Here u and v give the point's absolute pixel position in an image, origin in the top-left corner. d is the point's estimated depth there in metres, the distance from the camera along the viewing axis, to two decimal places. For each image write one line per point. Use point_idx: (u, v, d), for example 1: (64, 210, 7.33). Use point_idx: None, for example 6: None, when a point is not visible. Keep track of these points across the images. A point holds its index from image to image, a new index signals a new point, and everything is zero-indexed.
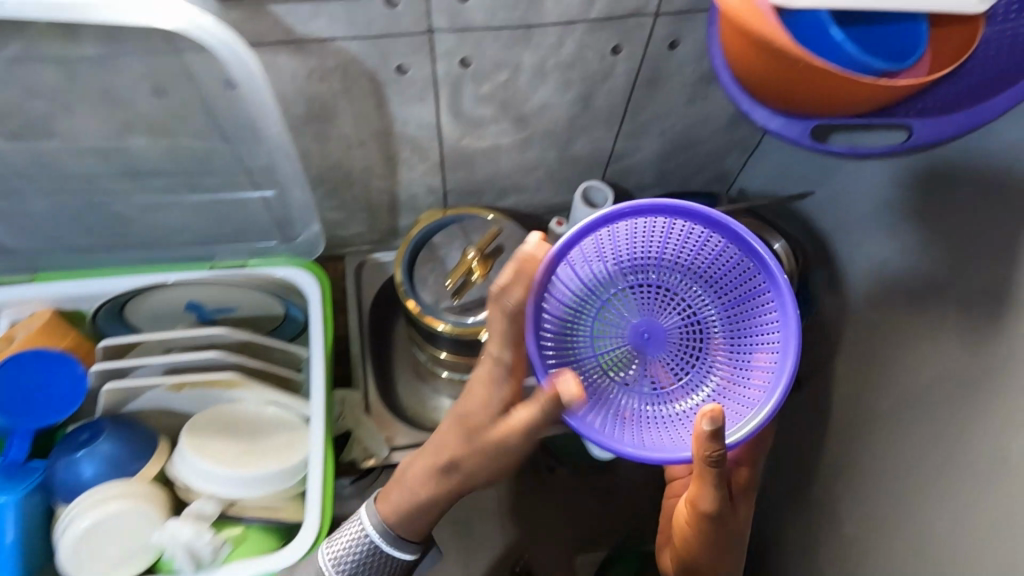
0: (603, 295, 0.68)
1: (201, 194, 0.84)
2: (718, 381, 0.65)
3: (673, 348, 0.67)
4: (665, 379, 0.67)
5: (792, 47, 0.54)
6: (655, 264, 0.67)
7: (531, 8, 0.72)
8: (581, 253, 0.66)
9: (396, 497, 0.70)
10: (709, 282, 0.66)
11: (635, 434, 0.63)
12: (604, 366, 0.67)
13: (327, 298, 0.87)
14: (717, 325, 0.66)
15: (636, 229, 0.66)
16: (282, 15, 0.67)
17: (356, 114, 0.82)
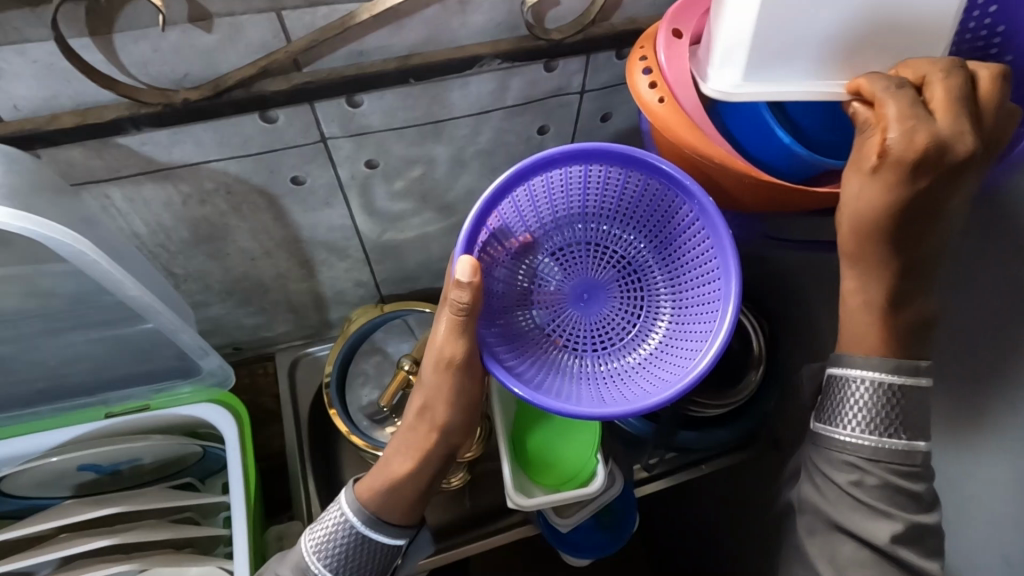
0: (539, 252, 0.62)
1: (72, 336, 0.69)
2: (665, 323, 0.59)
3: (614, 308, 0.61)
4: (607, 338, 0.61)
5: (728, 159, 0.49)
6: (593, 214, 0.60)
7: (436, 103, 0.62)
8: (515, 205, 0.58)
9: (378, 476, 0.62)
10: (650, 230, 0.60)
11: (578, 396, 0.56)
12: (543, 328, 0.61)
13: (243, 434, 0.77)
14: (653, 268, 0.60)
15: (574, 177, 0.57)
16: (136, 146, 0.56)
17: (253, 229, 0.72)
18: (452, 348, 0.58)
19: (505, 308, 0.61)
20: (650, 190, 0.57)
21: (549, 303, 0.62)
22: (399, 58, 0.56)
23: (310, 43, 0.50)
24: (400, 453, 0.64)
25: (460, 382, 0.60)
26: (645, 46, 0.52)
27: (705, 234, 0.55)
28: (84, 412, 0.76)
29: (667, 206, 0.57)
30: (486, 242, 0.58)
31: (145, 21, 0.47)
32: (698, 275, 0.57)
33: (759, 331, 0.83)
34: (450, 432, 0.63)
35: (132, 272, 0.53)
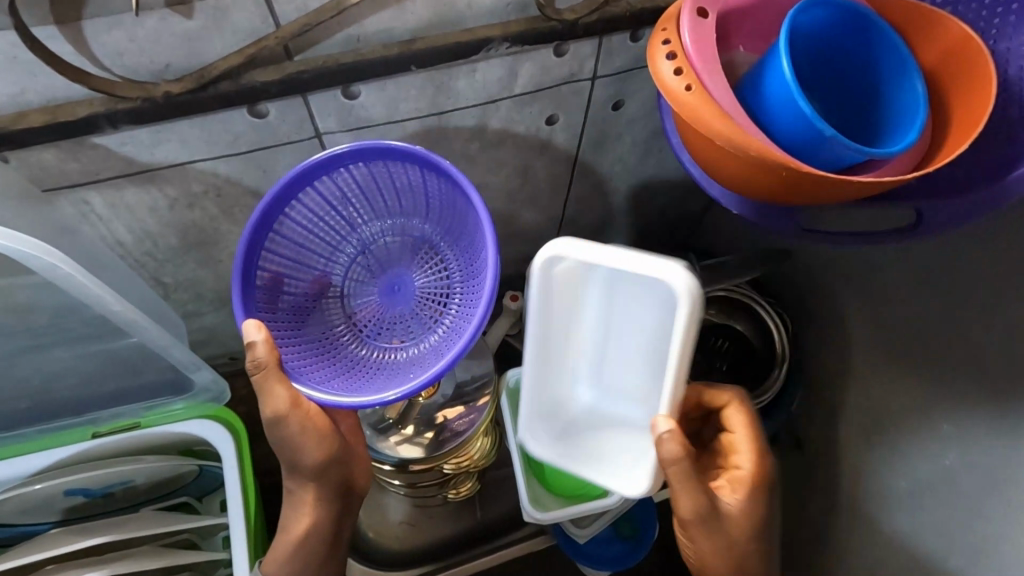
0: (332, 276, 0.63)
1: (53, 354, 0.64)
2: (450, 314, 0.59)
3: (419, 300, 0.63)
4: (431, 315, 0.61)
5: (768, 151, 0.43)
6: (359, 223, 0.63)
7: (441, 92, 0.58)
8: (284, 251, 0.59)
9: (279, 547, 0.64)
10: (418, 211, 0.63)
11: (404, 375, 0.55)
12: (373, 334, 0.62)
13: (241, 451, 0.73)
14: (449, 256, 0.62)
15: (314, 204, 0.59)
16: (115, 147, 0.51)
17: (247, 233, 0.68)
18: (274, 402, 0.55)
19: (330, 326, 0.62)
20: (378, 174, 0.59)
21: (369, 305, 0.63)
22: (400, 43, 0.51)
23: (302, 27, 0.45)
24: (291, 516, 0.64)
25: (311, 424, 0.58)
26: (666, 27, 0.46)
27: (456, 196, 0.57)
28: (68, 433, 0.70)
29: (413, 185, 0.60)
30: (269, 296, 0.58)
31: (117, 6, 0.42)
32: (468, 237, 0.59)
33: (782, 328, 0.79)
34: (325, 474, 0.62)
35: (115, 286, 0.49)
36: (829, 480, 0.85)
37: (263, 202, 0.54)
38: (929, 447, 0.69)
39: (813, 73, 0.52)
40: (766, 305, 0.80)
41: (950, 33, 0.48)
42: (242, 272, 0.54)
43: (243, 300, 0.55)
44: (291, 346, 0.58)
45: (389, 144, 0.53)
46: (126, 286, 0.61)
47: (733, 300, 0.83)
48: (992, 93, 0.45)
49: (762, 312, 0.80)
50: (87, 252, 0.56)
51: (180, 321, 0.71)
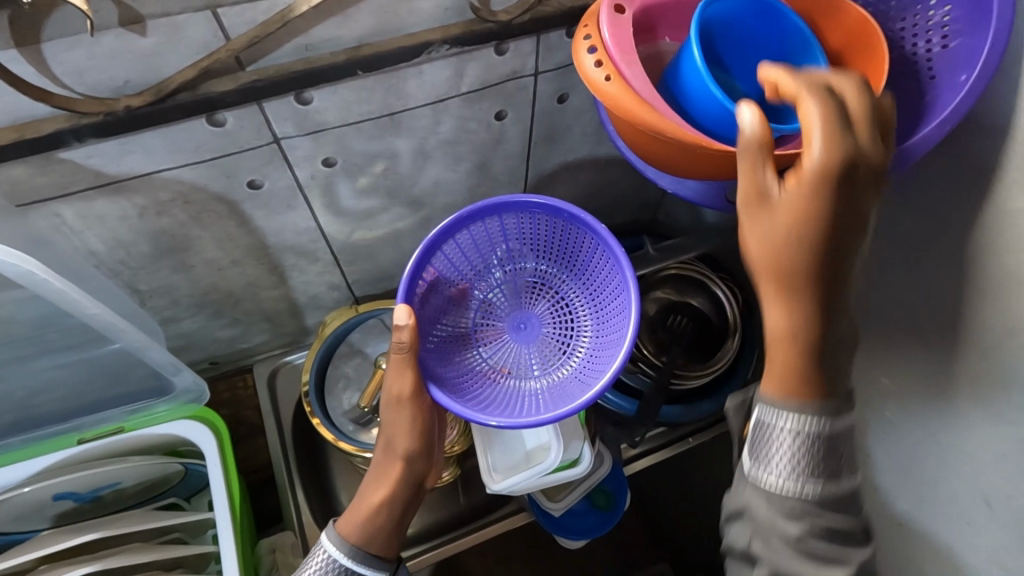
0: (472, 298, 0.72)
1: (34, 364, 0.66)
2: (582, 352, 0.68)
3: (545, 335, 0.72)
4: (546, 359, 0.71)
5: (683, 132, 0.48)
6: (519, 253, 0.72)
7: (391, 94, 0.61)
8: (446, 259, 0.68)
9: (356, 515, 0.65)
10: (562, 263, 0.71)
11: (512, 411, 0.64)
12: (492, 360, 0.71)
13: (225, 446, 0.77)
14: (580, 300, 0.71)
15: (490, 230, 0.69)
16: (82, 160, 0.54)
17: (217, 238, 0.71)
18: (399, 384, 0.64)
19: (460, 344, 0.71)
20: (558, 229, 0.68)
21: (499, 337, 0.72)
22: (347, 50, 0.55)
23: (252, 39, 0.49)
24: (372, 486, 0.67)
25: (419, 415, 0.66)
26: (588, 24, 0.51)
27: (608, 257, 0.66)
28: (56, 440, 0.74)
29: (579, 243, 0.68)
30: (425, 292, 0.67)
31: (75, 28, 0.45)
32: (607, 299, 0.67)
33: (732, 300, 0.84)
34: (412, 460, 0.68)
35: (91, 290, 0.52)
36: None
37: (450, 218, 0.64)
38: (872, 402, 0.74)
39: (741, 59, 0.56)
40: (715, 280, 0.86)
41: (848, 17, 0.53)
42: (418, 266, 0.64)
43: (406, 290, 0.63)
44: (426, 340, 0.68)
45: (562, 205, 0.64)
46: (102, 293, 0.63)
47: (686, 277, 0.87)
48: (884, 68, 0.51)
49: (715, 287, 0.85)
50: (64, 262, 0.59)
51: (157, 326, 0.74)
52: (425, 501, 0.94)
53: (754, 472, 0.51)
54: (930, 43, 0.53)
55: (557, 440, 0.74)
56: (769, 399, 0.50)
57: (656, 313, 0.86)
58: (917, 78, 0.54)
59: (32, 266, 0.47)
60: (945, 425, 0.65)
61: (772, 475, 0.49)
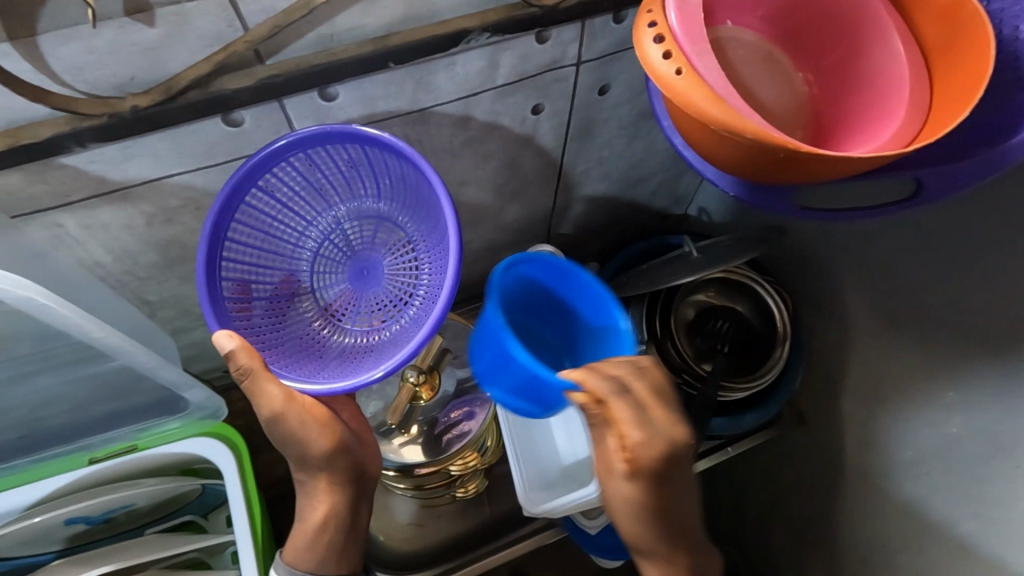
0: (301, 279, 0.62)
1: (37, 383, 0.61)
2: (427, 267, 0.59)
3: (394, 270, 0.62)
4: (401, 293, 0.61)
5: (763, 131, 0.42)
6: (320, 214, 0.62)
7: (420, 87, 0.55)
8: (244, 257, 0.57)
9: (297, 535, 0.64)
10: (370, 192, 0.61)
11: (386, 356, 0.55)
12: (350, 321, 0.61)
13: (241, 465, 0.72)
14: (404, 216, 0.61)
15: (275, 201, 0.58)
16: (83, 166, 0.49)
17: None
18: (269, 404, 0.56)
19: (311, 330, 0.61)
20: (335, 163, 0.58)
21: (344, 293, 0.63)
22: (375, 40, 0.49)
23: (272, 29, 0.43)
24: (306, 505, 0.64)
25: (308, 417, 0.60)
26: (650, 8, 0.45)
27: (404, 168, 0.56)
28: (64, 461, 0.69)
29: (361, 164, 0.58)
30: (239, 302, 0.57)
31: (72, 18, 0.39)
32: (427, 210, 0.58)
33: (783, 307, 0.79)
34: (331, 465, 0.63)
35: (94, 313, 0.46)
36: (834, 452, 0.85)
37: (223, 193, 0.52)
38: (934, 416, 0.69)
39: None
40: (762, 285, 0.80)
41: None
42: (207, 267, 0.53)
43: (213, 307, 0.53)
44: (270, 349, 0.57)
45: (324, 128, 0.51)
46: (108, 308, 0.59)
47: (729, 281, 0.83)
48: (989, 52, 0.45)
49: (762, 292, 0.80)
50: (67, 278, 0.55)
51: (168, 338, 0.69)
52: (448, 513, 0.89)
53: None
54: None
55: None
56: None
57: (695, 317, 0.83)
58: (1015, 67, 0.48)
59: (25, 290, 0.42)
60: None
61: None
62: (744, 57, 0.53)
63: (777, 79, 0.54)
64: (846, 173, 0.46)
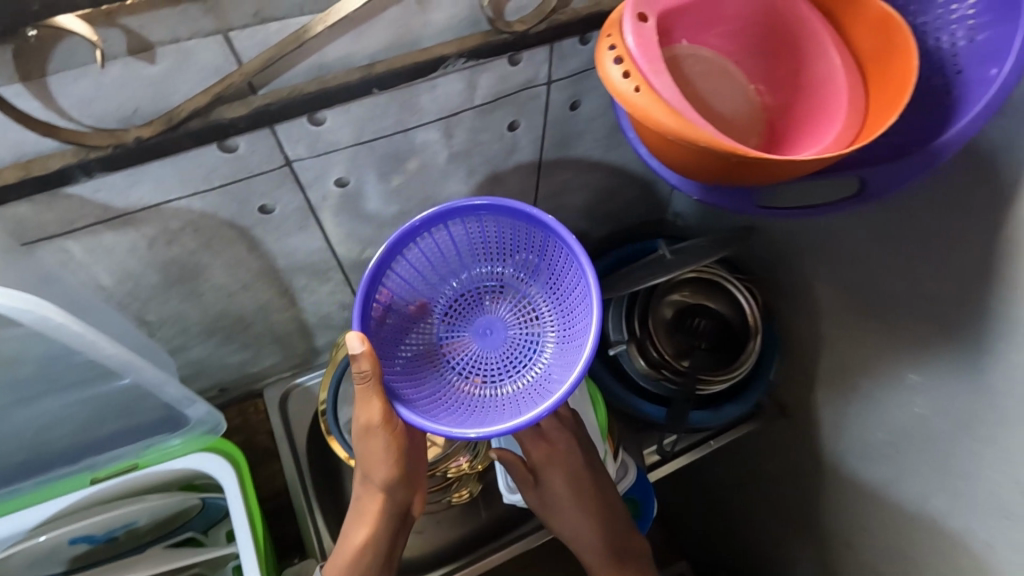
0: (432, 316, 0.72)
1: (43, 405, 0.64)
2: (551, 351, 0.68)
3: (512, 338, 0.71)
4: (511, 362, 0.70)
5: (716, 140, 0.46)
6: (472, 263, 0.71)
7: (404, 109, 0.59)
8: (400, 279, 0.67)
9: (341, 550, 0.69)
10: (519, 263, 0.71)
11: (487, 419, 0.63)
12: (459, 370, 0.70)
13: (242, 477, 0.74)
14: (542, 297, 0.71)
15: (442, 241, 0.67)
16: (89, 194, 0.52)
17: (228, 265, 0.69)
18: (369, 416, 0.62)
19: (423, 363, 0.70)
20: (506, 232, 0.68)
21: (466, 347, 0.72)
22: (362, 68, 0.53)
23: (265, 62, 0.47)
24: (354, 525, 0.69)
25: (393, 444, 0.65)
26: (610, 33, 0.49)
27: (566, 259, 0.65)
28: (68, 481, 0.71)
29: (531, 240, 0.68)
30: (384, 315, 0.67)
31: (81, 59, 0.43)
32: (571, 298, 0.67)
33: (752, 302, 0.83)
34: (393, 490, 0.69)
35: (99, 328, 0.49)
36: (813, 438, 0.89)
37: (400, 231, 0.62)
38: (900, 397, 0.73)
39: None
40: (734, 283, 0.85)
41: (871, 10, 0.52)
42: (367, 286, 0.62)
43: (360, 316, 0.61)
44: (391, 364, 0.67)
45: (504, 202, 0.62)
46: (111, 328, 0.61)
47: (704, 280, 0.87)
48: (913, 61, 0.49)
49: (733, 290, 0.84)
50: (73, 301, 0.57)
51: (168, 357, 0.71)
52: (446, 519, 0.92)
53: None
54: (954, 36, 0.52)
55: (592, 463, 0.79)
56: None
57: (673, 316, 0.85)
58: (943, 73, 0.53)
59: (19, 305, 0.43)
60: (981, 421, 0.64)
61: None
62: (701, 71, 0.58)
63: (732, 88, 0.59)
64: (797, 173, 0.51)
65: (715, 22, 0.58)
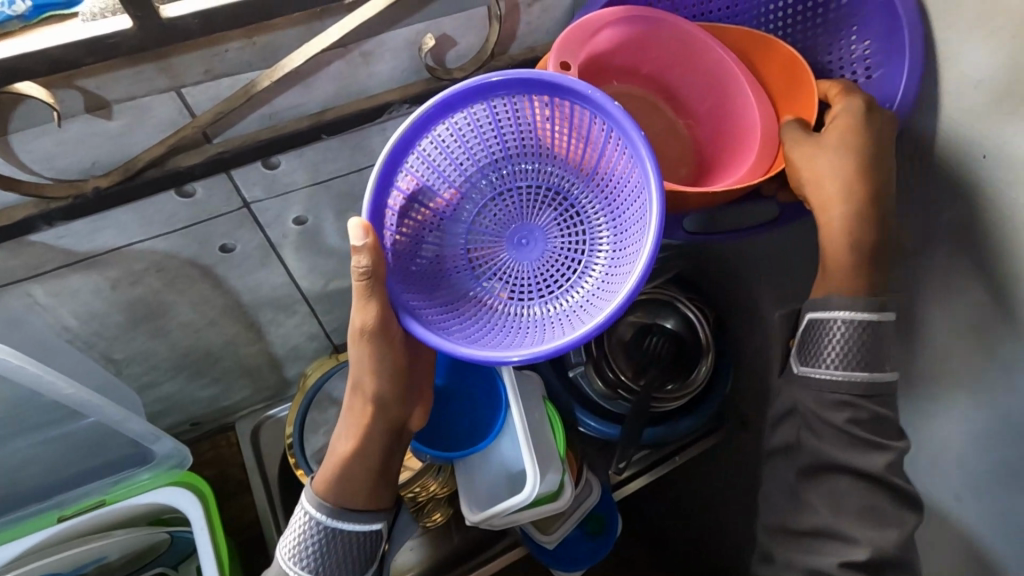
0: (463, 214, 0.58)
1: (10, 445, 0.65)
2: (597, 271, 0.56)
3: (553, 253, 0.58)
4: (546, 281, 0.58)
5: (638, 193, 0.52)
6: (515, 154, 0.57)
7: (356, 151, 0.63)
8: (427, 165, 0.55)
9: (329, 467, 0.61)
10: (575, 159, 0.57)
11: (508, 344, 0.53)
12: (485, 282, 0.58)
13: (209, 509, 0.74)
14: (596, 204, 0.57)
15: (481, 120, 0.53)
16: (53, 241, 0.55)
17: (193, 302, 0.71)
18: (363, 316, 0.53)
19: (445, 271, 0.58)
20: (563, 121, 0.53)
21: (497, 260, 0.59)
22: (311, 116, 0.57)
23: (216, 115, 0.51)
24: (343, 435, 0.62)
25: (389, 350, 0.57)
26: None
27: (628, 159, 0.51)
28: (34, 521, 0.72)
29: (592, 133, 0.53)
30: (405, 209, 0.55)
31: (41, 117, 0.46)
32: (627, 205, 0.54)
33: (702, 319, 0.86)
34: (386, 403, 0.61)
35: (55, 371, 0.51)
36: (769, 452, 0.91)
37: (430, 104, 0.50)
38: None
39: None
40: (686, 301, 0.87)
41: (780, 53, 0.57)
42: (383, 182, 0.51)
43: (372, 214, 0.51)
44: (407, 269, 0.56)
45: (565, 80, 0.49)
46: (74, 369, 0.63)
47: (657, 300, 0.89)
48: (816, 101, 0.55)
49: (685, 310, 0.87)
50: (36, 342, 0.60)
51: (135, 394, 0.73)
52: (420, 546, 0.92)
53: (805, 370, 0.52)
54: (855, 74, 0.57)
55: (533, 467, 0.70)
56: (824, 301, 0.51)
57: (632, 338, 0.87)
58: None
59: None
60: None
61: (824, 369, 0.51)
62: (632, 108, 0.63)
63: (659, 123, 0.64)
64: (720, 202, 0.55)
65: (644, 64, 0.62)
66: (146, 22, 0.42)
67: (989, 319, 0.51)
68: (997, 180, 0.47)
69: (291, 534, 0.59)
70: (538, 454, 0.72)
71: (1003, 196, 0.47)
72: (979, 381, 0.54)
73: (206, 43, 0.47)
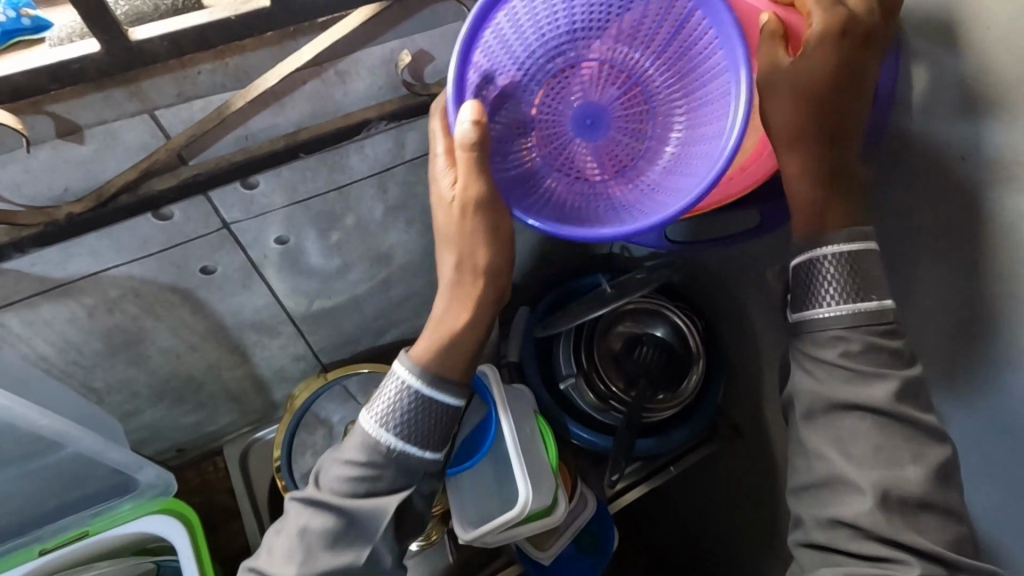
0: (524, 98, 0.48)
1: None
2: (672, 151, 0.48)
3: (625, 132, 0.49)
4: (624, 165, 0.49)
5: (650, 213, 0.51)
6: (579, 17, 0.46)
7: (336, 169, 0.63)
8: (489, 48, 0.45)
9: (432, 335, 0.52)
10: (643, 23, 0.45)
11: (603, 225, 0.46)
12: (555, 172, 0.49)
13: (195, 534, 0.71)
14: (670, 77, 0.47)
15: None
16: (26, 268, 0.54)
17: (174, 326, 0.70)
18: (469, 184, 0.45)
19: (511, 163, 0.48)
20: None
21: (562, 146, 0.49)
22: (287, 136, 0.56)
23: (189, 138, 0.50)
24: (450, 306, 0.52)
25: (495, 220, 0.48)
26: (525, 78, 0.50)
27: (711, 43, 0.43)
28: (15, 556, 0.70)
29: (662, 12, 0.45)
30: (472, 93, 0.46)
31: (10, 144, 0.45)
32: (702, 88, 0.45)
33: (693, 328, 0.86)
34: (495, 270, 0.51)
35: (23, 403, 0.53)
36: (762, 461, 0.90)
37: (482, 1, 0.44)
38: None
39: None
40: (674, 309, 0.87)
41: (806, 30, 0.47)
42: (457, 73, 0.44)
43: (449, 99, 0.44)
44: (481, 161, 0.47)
45: None
46: (51, 401, 0.62)
47: (644, 310, 0.88)
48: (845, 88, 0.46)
49: (674, 318, 0.86)
50: (10, 373, 0.59)
51: (116, 422, 0.72)
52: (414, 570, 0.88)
53: (802, 316, 0.46)
54: None
55: (524, 481, 0.69)
56: (808, 237, 0.46)
57: (621, 348, 0.86)
58: None
59: None
60: None
61: (823, 308, 0.45)
62: None
63: None
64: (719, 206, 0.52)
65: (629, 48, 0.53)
66: (115, 45, 0.42)
67: (979, 322, 0.50)
68: (976, 181, 0.46)
69: (381, 397, 0.51)
70: (529, 469, 0.71)
71: (982, 197, 0.46)
72: (965, 381, 0.54)
73: (178, 66, 0.47)
